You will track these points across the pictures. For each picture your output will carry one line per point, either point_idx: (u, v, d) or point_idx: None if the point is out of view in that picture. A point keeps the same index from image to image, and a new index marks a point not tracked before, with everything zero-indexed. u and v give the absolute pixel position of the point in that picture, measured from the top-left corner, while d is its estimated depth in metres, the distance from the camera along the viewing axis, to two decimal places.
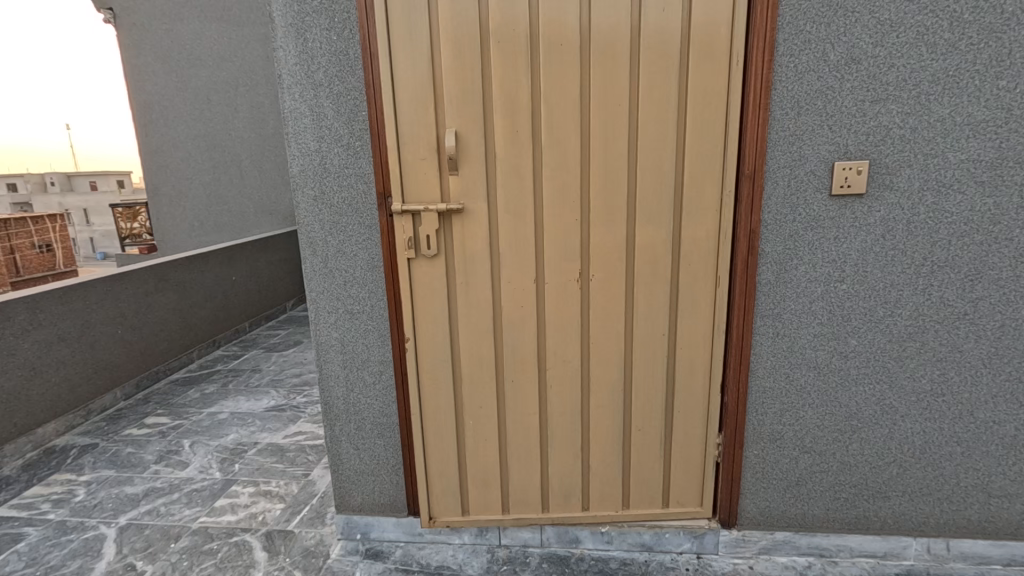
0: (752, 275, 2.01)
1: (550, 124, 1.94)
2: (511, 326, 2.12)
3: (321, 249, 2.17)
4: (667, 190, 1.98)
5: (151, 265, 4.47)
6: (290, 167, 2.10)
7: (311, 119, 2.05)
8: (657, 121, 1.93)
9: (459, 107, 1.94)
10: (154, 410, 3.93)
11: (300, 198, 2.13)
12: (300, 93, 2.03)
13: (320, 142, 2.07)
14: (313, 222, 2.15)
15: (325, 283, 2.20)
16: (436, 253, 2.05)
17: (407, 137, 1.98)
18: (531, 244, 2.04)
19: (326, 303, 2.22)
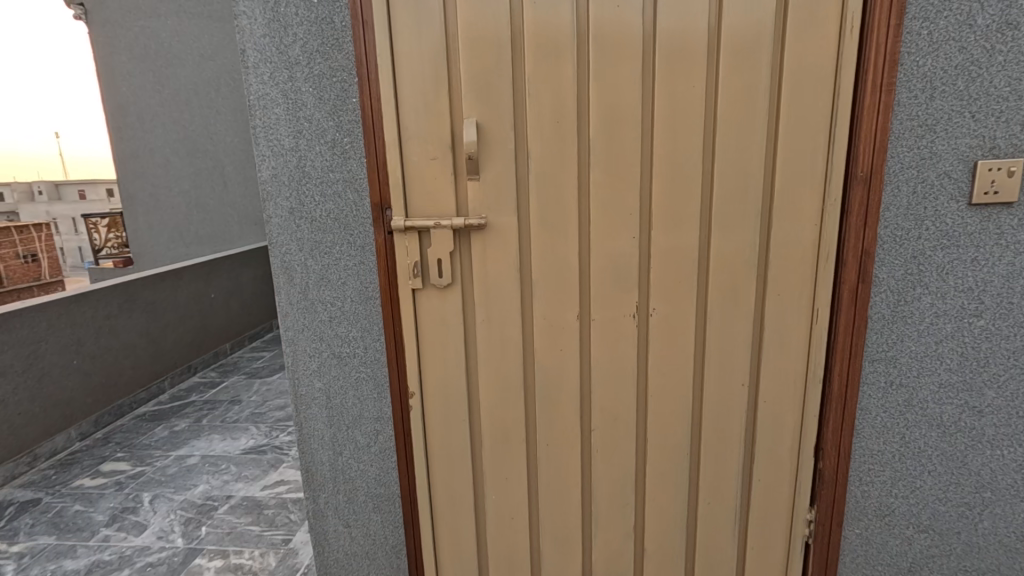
0: (863, 308, 1.54)
1: (601, 112, 1.47)
2: (547, 375, 1.64)
3: (300, 277, 1.68)
4: (753, 198, 1.51)
5: (116, 284, 3.95)
6: (257, 170, 1.62)
7: (285, 108, 1.57)
8: (743, 107, 1.46)
9: (480, 90, 1.46)
10: (112, 454, 3.39)
11: (272, 211, 1.65)
12: (270, 73, 1.55)
13: (297, 139, 1.59)
14: (288, 241, 1.66)
15: (304, 320, 1.71)
16: (451, 281, 1.56)
17: (410, 131, 1.49)
18: (574, 269, 1.56)
19: (306, 345, 1.73)
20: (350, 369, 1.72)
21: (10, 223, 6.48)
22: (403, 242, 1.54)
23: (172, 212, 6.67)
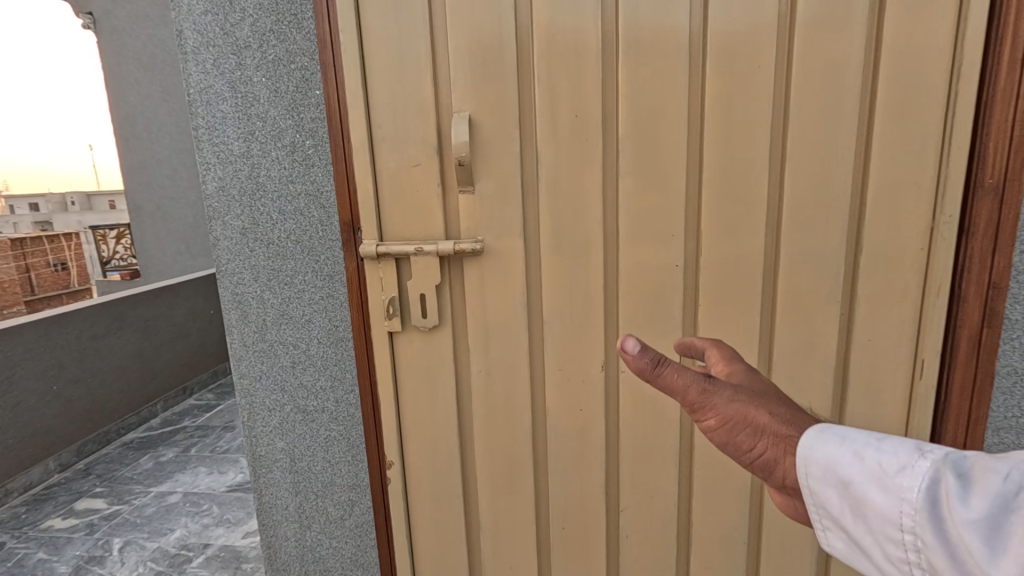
0: (989, 361, 1.14)
1: (633, 101, 1.12)
2: (563, 441, 1.27)
3: (255, 314, 1.36)
4: (837, 214, 1.14)
5: (104, 302, 3.71)
6: (202, 181, 1.30)
7: (233, 102, 1.25)
8: (824, 93, 1.09)
9: (475, 74, 1.12)
10: (90, 489, 3.12)
11: (221, 232, 1.33)
12: (214, 60, 1.24)
13: (248, 142, 1.27)
14: (240, 268, 1.34)
15: (261, 366, 1.39)
16: (439, 322, 1.20)
17: (385, 128, 1.15)
18: (598, 306, 1.20)
19: (265, 396, 1.40)
20: (318, 427, 1.39)
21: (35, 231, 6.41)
22: (376, 273, 1.18)
23: (179, 223, 6.49)
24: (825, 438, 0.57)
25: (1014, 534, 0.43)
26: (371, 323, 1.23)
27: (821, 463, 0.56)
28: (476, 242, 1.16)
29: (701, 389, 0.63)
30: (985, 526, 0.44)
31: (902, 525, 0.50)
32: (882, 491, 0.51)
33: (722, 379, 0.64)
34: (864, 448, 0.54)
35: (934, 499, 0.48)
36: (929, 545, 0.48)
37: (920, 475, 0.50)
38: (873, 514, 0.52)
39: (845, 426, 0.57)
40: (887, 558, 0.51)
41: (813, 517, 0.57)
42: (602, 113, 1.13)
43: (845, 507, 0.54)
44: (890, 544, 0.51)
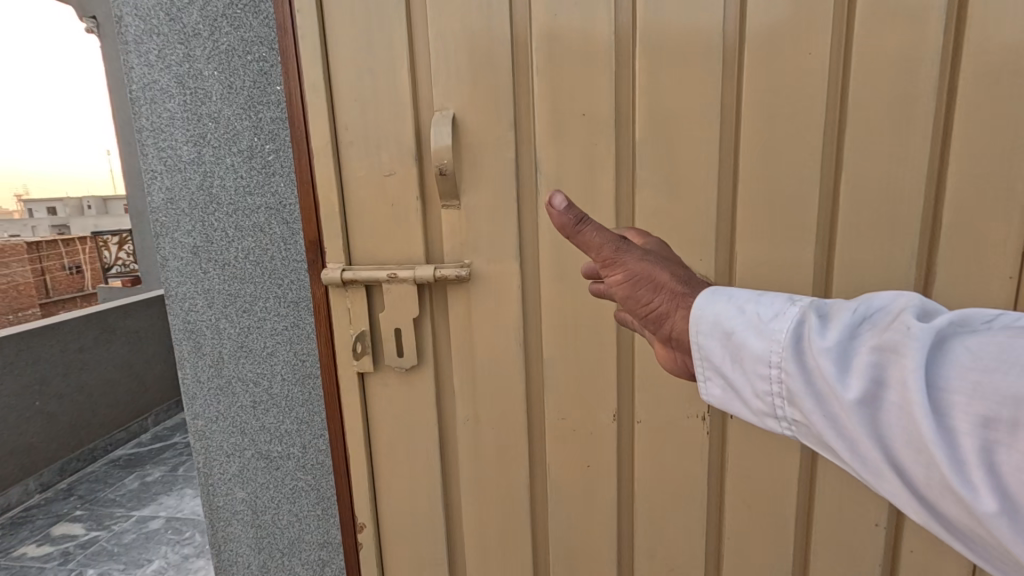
0: None
1: (653, 95, 0.92)
2: (567, 504, 1.06)
3: (210, 345, 1.17)
4: (904, 235, 0.92)
5: (92, 313, 3.56)
6: (146, 192, 1.12)
7: (180, 100, 1.07)
8: (891, 86, 0.88)
9: (461, 64, 0.93)
10: (70, 512, 2.95)
11: (169, 250, 1.14)
12: (158, 50, 1.05)
13: (199, 146, 1.09)
14: (193, 292, 1.16)
15: (218, 406, 1.20)
16: (418, 362, 1.00)
17: (353, 130, 0.95)
18: (610, 343, 0.99)
19: (222, 439, 1.21)
20: (281, 477, 1.19)
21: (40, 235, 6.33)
22: (343, 302, 0.99)
23: None
24: (716, 297, 0.62)
25: (858, 354, 0.51)
26: (337, 361, 1.03)
27: (710, 319, 0.60)
28: (461, 267, 0.96)
29: (610, 248, 0.64)
30: (836, 350, 0.52)
31: (775, 362, 0.56)
32: (760, 337, 0.57)
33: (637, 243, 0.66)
34: (747, 305, 0.59)
35: (803, 339, 0.55)
36: (795, 378, 0.54)
37: (793, 323, 0.56)
38: (750, 357, 0.58)
39: (734, 287, 0.62)
40: (757, 394, 0.58)
41: (698, 369, 0.63)
42: (615, 111, 0.93)
43: (726, 355, 0.60)
44: (760, 380, 0.57)
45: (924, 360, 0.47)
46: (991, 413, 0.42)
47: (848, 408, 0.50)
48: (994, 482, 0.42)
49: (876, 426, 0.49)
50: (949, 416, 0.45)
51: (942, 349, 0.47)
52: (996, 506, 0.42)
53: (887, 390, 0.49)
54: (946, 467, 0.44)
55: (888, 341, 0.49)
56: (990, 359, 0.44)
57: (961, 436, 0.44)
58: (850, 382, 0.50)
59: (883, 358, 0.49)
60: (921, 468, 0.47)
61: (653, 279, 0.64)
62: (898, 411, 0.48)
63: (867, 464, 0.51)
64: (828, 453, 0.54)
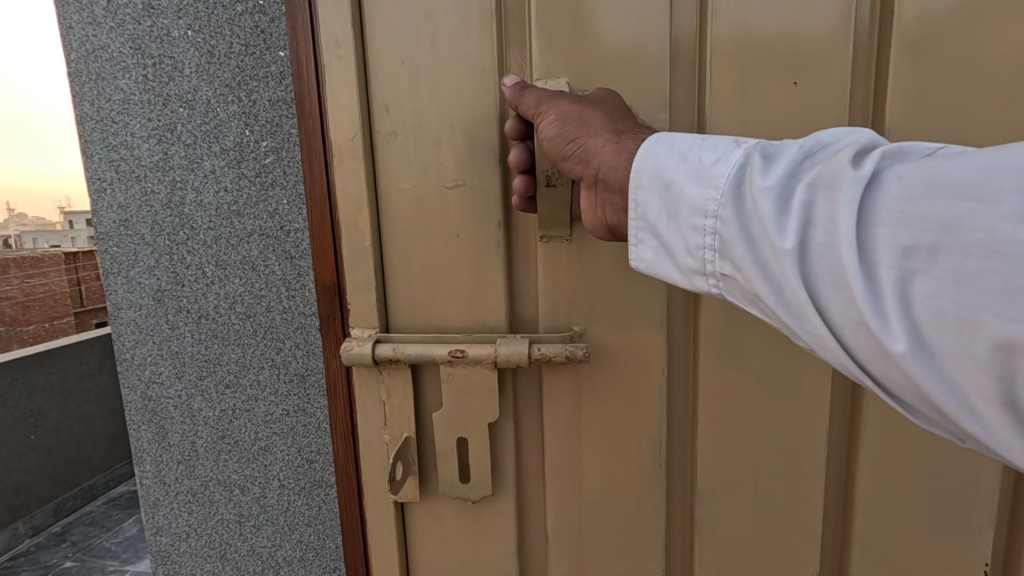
0: None
1: (924, 51, 0.52)
2: None
3: (180, 429, 0.82)
4: None
5: (100, 337, 3.29)
6: (91, 208, 0.78)
7: (139, 75, 0.73)
8: None
9: (584, 6, 0.56)
10: (60, 563, 2.61)
11: (120, 295, 0.79)
12: (108, 2, 0.72)
13: (166, 144, 0.74)
14: (155, 353, 0.80)
15: (189, 518, 0.84)
16: (491, 490, 0.62)
17: (399, 114, 0.58)
18: (812, 467, 0.59)
19: (197, 562, 0.85)
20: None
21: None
22: (374, 394, 0.61)
23: None
24: (658, 148, 0.44)
25: (805, 195, 0.37)
26: (362, 482, 0.65)
27: (651, 170, 0.43)
28: (572, 343, 0.59)
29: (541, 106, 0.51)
30: (778, 190, 0.37)
31: (707, 210, 0.40)
32: (697, 182, 0.41)
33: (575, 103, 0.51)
34: (689, 148, 0.43)
35: (739, 178, 0.39)
36: (727, 226, 0.39)
37: (733, 164, 0.40)
38: (683, 208, 0.42)
39: (684, 134, 0.43)
40: (689, 250, 0.42)
41: (631, 228, 0.46)
42: (849, 84, 0.54)
43: (662, 210, 0.43)
44: (689, 236, 0.41)
45: (861, 195, 0.34)
46: (918, 239, 0.32)
47: (773, 253, 0.37)
48: (917, 321, 0.32)
49: (807, 275, 0.36)
50: (876, 251, 0.33)
51: (880, 176, 0.35)
52: (912, 348, 0.32)
53: (818, 228, 0.36)
54: (867, 309, 0.33)
55: (827, 174, 0.36)
56: (932, 182, 0.32)
57: (880, 270, 0.33)
58: (787, 225, 0.36)
59: (824, 193, 0.36)
60: (841, 313, 0.35)
61: (583, 119, 0.50)
62: (825, 251, 0.35)
63: (793, 321, 0.38)
64: (753, 314, 0.41)
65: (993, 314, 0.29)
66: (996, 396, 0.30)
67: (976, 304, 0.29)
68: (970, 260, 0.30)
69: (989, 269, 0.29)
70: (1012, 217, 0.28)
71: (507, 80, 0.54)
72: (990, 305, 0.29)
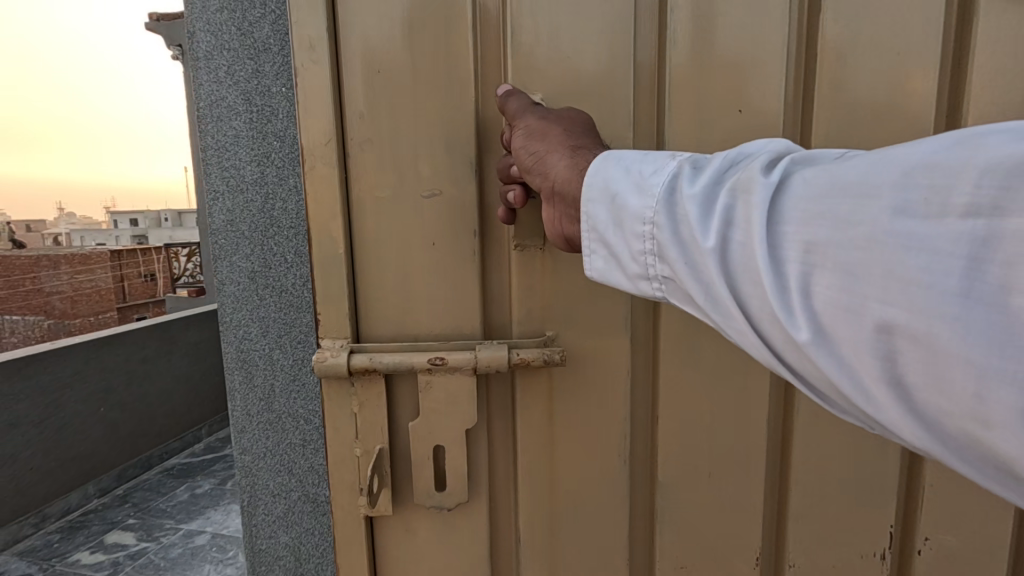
0: None
1: (846, 86, 0.65)
2: None
3: (262, 378, 0.98)
4: None
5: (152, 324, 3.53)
6: (204, 211, 0.94)
7: (246, 114, 0.88)
8: None
9: (558, 35, 0.62)
10: (123, 520, 2.91)
11: (224, 273, 0.96)
12: (226, 64, 0.87)
13: (264, 168, 0.90)
14: (247, 321, 0.97)
15: (267, 442, 0.98)
16: (466, 496, 0.67)
17: (372, 124, 0.63)
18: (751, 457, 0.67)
19: (267, 481, 0.99)
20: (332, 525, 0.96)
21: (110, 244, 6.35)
22: (346, 406, 0.65)
23: None
24: (608, 166, 0.48)
25: (728, 199, 0.41)
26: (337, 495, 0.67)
27: (600, 185, 0.46)
28: (548, 347, 0.64)
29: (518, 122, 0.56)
30: (706, 196, 0.41)
31: (645, 216, 0.44)
32: (636, 192, 0.45)
33: (546, 122, 0.55)
34: (631, 163, 0.47)
35: (672, 187, 0.44)
36: (662, 230, 0.43)
37: (667, 174, 0.45)
38: (626, 216, 0.45)
39: (624, 150, 0.48)
40: (633, 256, 0.46)
41: (583, 241, 0.50)
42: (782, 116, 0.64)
43: (609, 219, 0.47)
44: (631, 242, 0.45)
45: (772, 198, 0.38)
46: (820, 234, 0.36)
47: (698, 252, 0.41)
48: (817, 311, 0.36)
49: (730, 272, 0.40)
50: (784, 248, 0.37)
51: (788, 180, 0.39)
52: (815, 338, 0.36)
53: (739, 229, 0.39)
54: (777, 302, 0.37)
55: (745, 181, 0.40)
56: (827, 182, 0.36)
57: (787, 265, 0.37)
58: (710, 228, 0.40)
59: (742, 197, 0.40)
60: (760, 307, 0.38)
61: (545, 133, 0.54)
62: (743, 251, 0.39)
63: (718, 318, 0.41)
64: (690, 314, 0.44)
65: (875, 295, 0.33)
66: (883, 375, 0.34)
67: (864, 291, 0.34)
68: (858, 251, 0.34)
69: (872, 256, 0.33)
70: (890, 210, 0.33)
71: (502, 89, 0.60)
72: (873, 291, 0.33)
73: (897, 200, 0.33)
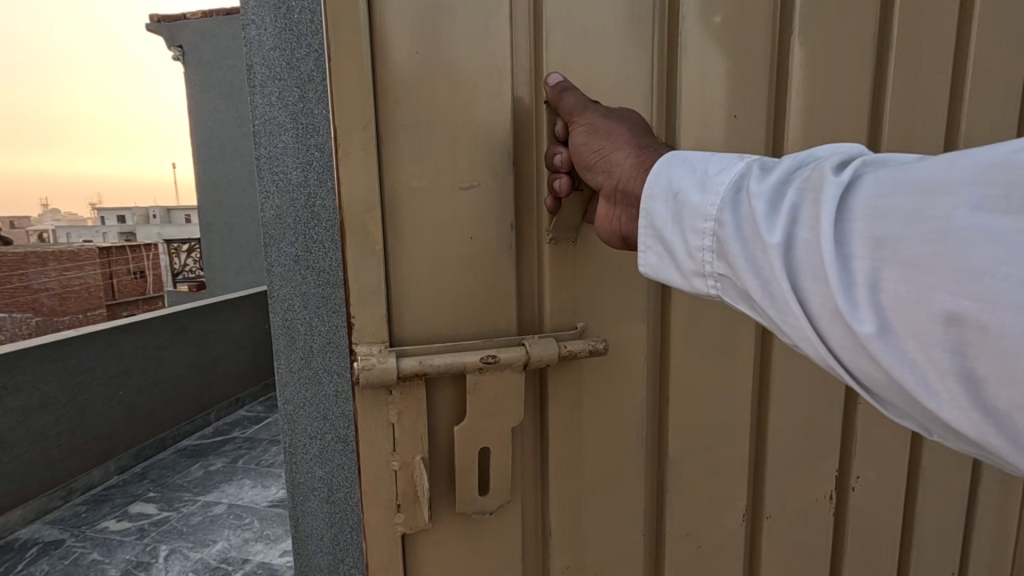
0: None
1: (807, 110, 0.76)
2: None
3: (303, 332, 1.69)
4: None
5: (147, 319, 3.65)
6: (261, 208, 1.59)
7: (292, 136, 1.50)
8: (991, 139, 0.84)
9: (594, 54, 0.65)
10: (144, 493, 3.64)
11: (275, 254, 1.61)
12: (283, 118, 1.50)
13: (306, 177, 1.53)
14: (291, 294, 1.64)
15: (306, 388, 1.72)
16: (512, 500, 0.66)
17: (409, 106, 0.61)
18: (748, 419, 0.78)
19: (310, 424, 1.74)
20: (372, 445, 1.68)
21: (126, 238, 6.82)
22: (384, 416, 0.62)
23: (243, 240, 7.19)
24: (682, 164, 0.50)
25: (795, 196, 0.42)
26: (370, 506, 0.64)
27: (663, 182, 0.49)
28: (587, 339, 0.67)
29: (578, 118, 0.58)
30: (773, 193, 0.43)
31: (708, 213, 0.46)
32: (701, 190, 0.47)
33: (607, 118, 0.57)
34: (697, 163, 0.49)
35: (738, 186, 0.46)
36: (725, 226, 0.45)
37: (733, 175, 0.47)
38: (688, 212, 0.47)
39: (696, 153, 0.50)
40: (690, 253, 0.48)
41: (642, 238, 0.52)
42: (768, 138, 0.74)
43: (669, 215, 0.49)
44: (691, 238, 0.47)
45: (840, 197, 0.39)
46: (890, 230, 0.37)
47: (758, 248, 0.43)
48: (882, 305, 0.37)
49: (793, 267, 0.41)
50: (852, 246, 0.38)
51: (858, 179, 0.40)
52: (877, 330, 0.37)
53: (805, 226, 0.41)
54: (840, 295, 0.38)
55: (813, 179, 0.41)
56: (897, 179, 0.37)
57: (855, 260, 0.38)
58: (776, 223, 0.42)
59: (811, 196, 0.41)
60: (821, 301, 0.40)
61: (609, 132, 0.56)
62: (808, 246, 0.40)
63: (775, 314, 0.43)
64: (746, 312, 0.45)
65: (946, 290, 0.34)
66: (950, 368, 0.35)
67: (933, 287, 0.34)
68: (929, 247, 0.35)
69: (939, 252, 0.34)
70: (968, 206, 0.33)
71: (550, 79, 0.61)
72: (942, 287, 0.34)
73: (975, 195, 0.33)
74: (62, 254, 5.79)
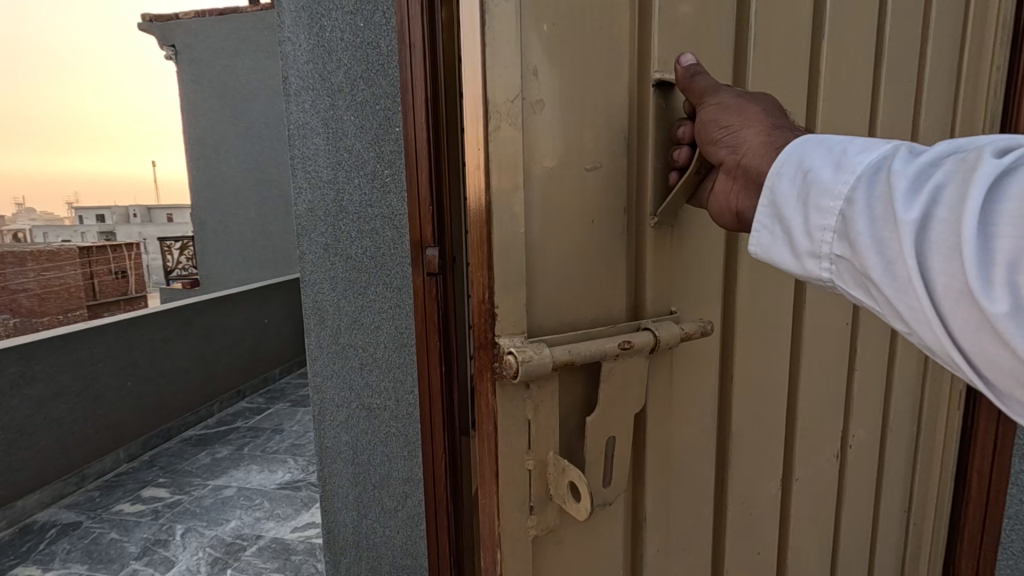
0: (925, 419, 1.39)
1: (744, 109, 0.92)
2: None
3: (330, 314, 2.11)
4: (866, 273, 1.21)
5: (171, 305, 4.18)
6: (297, 198, 2.07)
7: (325, 136, 1.97)
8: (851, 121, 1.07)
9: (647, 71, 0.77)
10: (155, 479, 4.06)
11: (311, 244, 2.10)
12: (319, 119, 1.97)
13: (335, 172, 1.98)
14: (321, 278, 2.10)
15: (334, 364, 2.12)
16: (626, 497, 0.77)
17: (544, 118, 0.69)
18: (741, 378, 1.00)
19: (337, 396, 2.13)
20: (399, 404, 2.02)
21: (108, 244, 7.52)
22: (520, 414, 0.69)
23: (238, 238, 7.94)
24: (815, 145, 0.62)
25: (933, 181, 0.54)
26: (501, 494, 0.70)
27: (794, 159, 0.63)
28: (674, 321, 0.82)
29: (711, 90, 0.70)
30: (915, 175, 0.55)
31: (840, 192, 0.59)
32: (834, 168, 0.60)
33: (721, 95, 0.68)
34: (833, 144, 0.61)
35: (878, 167, 0.58)
36: (858, 203, 0.58)
37: (872, 157, 0.59)
38: (816, 190, 0.60)
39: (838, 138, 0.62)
40: (812, 231, 0.62)
41: (759, 215, 0.67)
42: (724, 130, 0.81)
43: (795, 193, 0.62)
44: (818, 216, 0.61)
45: (986, 182, 0.49)
46: None
47: (895, 223, 0.54)
48: (1017, 285, 0.47)
49: (921, 243, 0.53)
50: (997, 223, 0.48)
51: (1018, 161, 0.50)
52: (1010, 309, 0.47)
53: (944, 208, 0.52)
54: (972, 265, 0.49)
55: (963, 165, 0.52)
56: None
57: (997, 237, 0.48)
58: (917, 204, 0.53)
59: (960, 179, 0.52)
60: (942, 266, 0.52)
61: (741, 109, 0.67)
62: (944, 225, 0.52)
63: (893, 287, 0.55)
64: (863, 281, 0.59)
65: None
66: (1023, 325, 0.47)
67: None
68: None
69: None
70: None
71: (684, 59, 0.73)
72: None
73: None
74: (42, 254, 6.41)
